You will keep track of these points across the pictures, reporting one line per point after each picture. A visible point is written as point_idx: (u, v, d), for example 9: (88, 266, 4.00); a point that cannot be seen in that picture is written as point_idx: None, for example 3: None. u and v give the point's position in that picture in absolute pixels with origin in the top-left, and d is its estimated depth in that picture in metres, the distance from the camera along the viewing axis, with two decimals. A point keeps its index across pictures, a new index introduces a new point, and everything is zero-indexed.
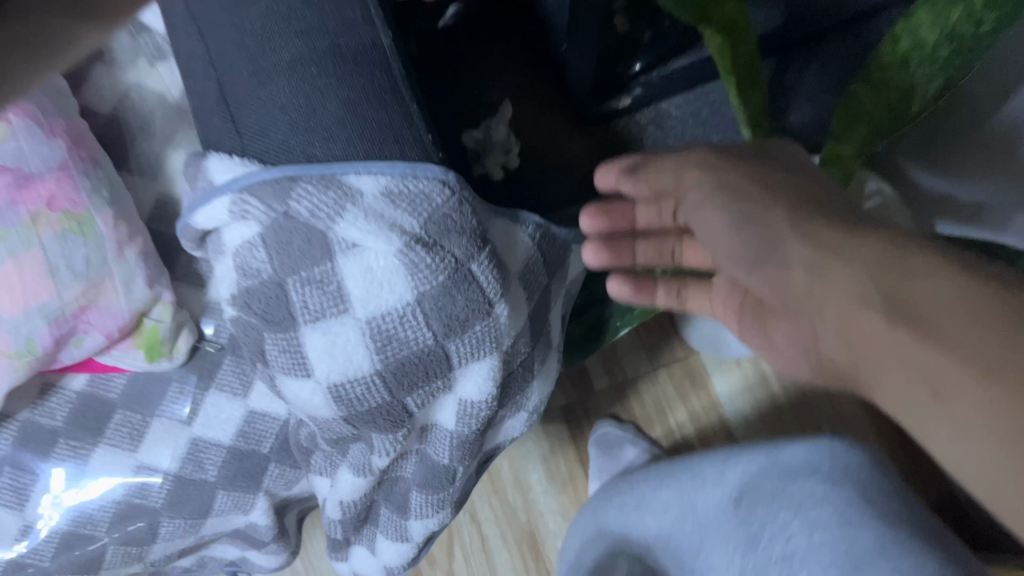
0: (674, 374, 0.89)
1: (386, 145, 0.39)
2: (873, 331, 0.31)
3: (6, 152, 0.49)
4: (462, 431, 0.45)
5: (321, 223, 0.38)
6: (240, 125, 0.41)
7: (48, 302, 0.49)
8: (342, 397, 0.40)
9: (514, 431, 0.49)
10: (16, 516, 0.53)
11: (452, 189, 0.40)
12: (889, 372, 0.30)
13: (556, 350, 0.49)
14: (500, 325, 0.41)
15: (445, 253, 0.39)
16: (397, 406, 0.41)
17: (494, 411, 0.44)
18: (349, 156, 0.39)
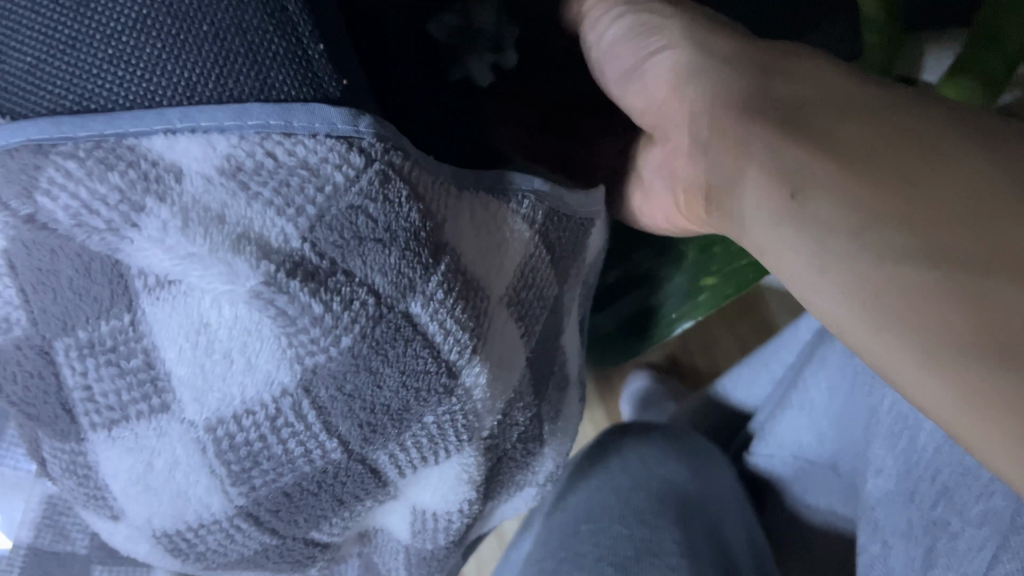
0: None
1: (247, 70, 0.19)
2: (812, 205, 0.20)
3: None
4: (424, 548, 0.27)
5: (98, 239, 0.19)
6: None
7: None
8: (186, 549, 0.22)
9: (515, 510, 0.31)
10: None
11: (362, 152, 0.20)
12: (837, 273, 0.19)
13: (573, 385, 0.30)
14: (475, 404, 0.22)
15: (357, 290, 0.19)
16: (294, 546, 0.23)
17: (476, 518, 0.26)
18: (169, 101, 0.18)
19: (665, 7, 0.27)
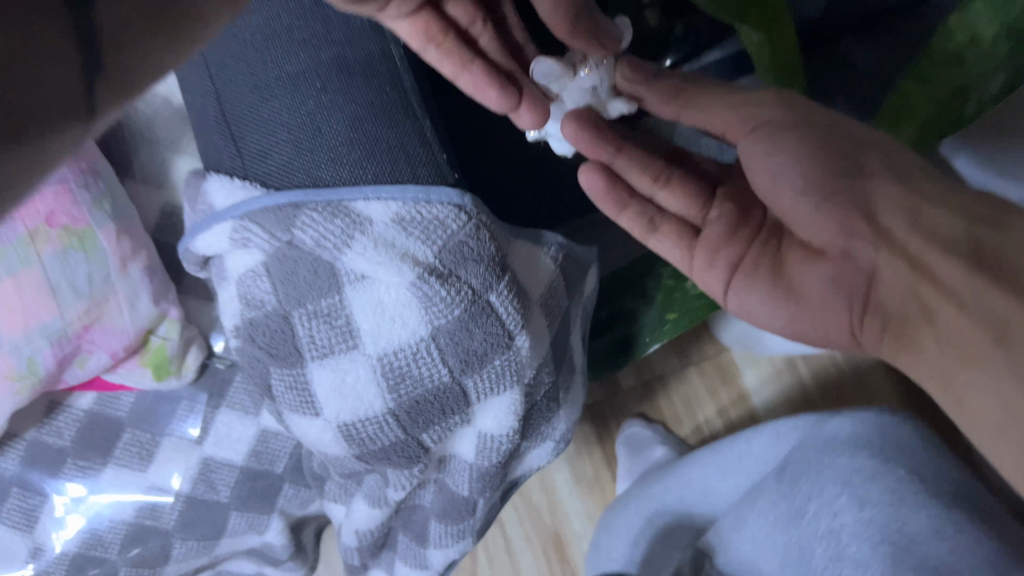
0: (705, 374, 0.81)
1: (397, 170, 0.36)
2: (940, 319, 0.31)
3: None
4: (483, 464, 0.42)
5: (328, 253, 0.35)
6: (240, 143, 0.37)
7: (50, 325, 0.47)
8: (354, 436, 0.37)
9: (537, 461, 0.46)
10: (24, 539, 0.51)
11: (465, 211, 0.36)
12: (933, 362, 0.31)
13: (578, 372, 0.46)
14: (522, 357, 0.38)
15: (462, 283, 0.36)
16: (412, 442, 0.39)
17: (515, 443, 0.42)
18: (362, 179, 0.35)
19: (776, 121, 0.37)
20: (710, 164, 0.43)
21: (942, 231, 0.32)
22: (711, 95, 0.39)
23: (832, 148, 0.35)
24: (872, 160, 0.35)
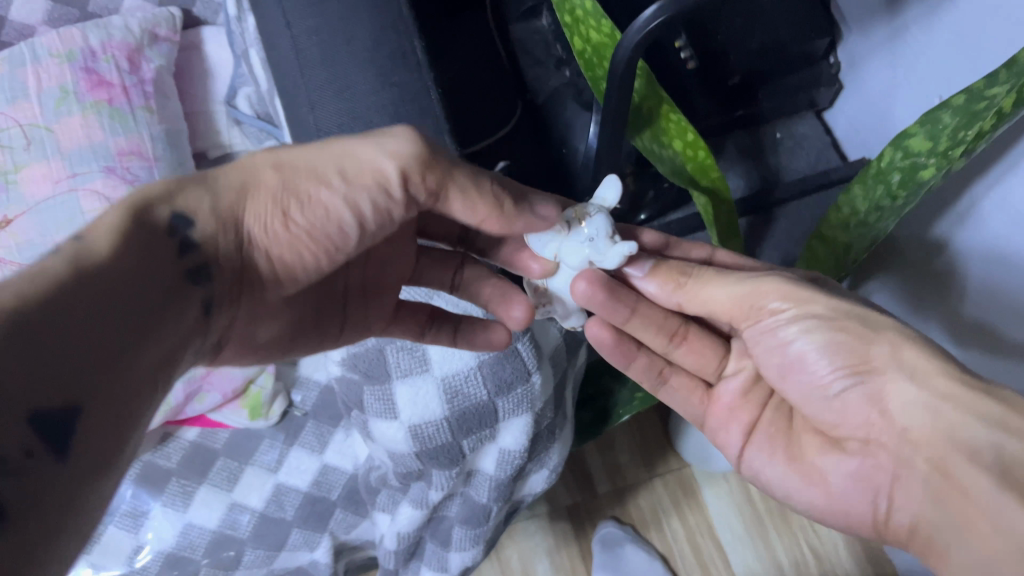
0: (669, 485, 1.08)
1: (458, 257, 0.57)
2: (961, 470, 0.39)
3: None
4: (499, 474, 0.59)
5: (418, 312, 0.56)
6: None
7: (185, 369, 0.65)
8: (418, 435, 0.54)
9: (537, 485, 0.63)
10: (131, 538, 0.67)
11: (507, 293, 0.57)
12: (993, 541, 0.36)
13: (570, 424, 0.64)
14: (535, 390, 0.56)
15: None
16: (456, 445, 0.56)
17: (523, 459, 0.59)
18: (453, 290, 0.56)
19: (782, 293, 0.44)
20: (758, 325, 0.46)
21: (958, 430, 0.40)
22: (705, 287, 0.46)
23: (839, 330, 0.43)
24: (880, 348, 0.42)
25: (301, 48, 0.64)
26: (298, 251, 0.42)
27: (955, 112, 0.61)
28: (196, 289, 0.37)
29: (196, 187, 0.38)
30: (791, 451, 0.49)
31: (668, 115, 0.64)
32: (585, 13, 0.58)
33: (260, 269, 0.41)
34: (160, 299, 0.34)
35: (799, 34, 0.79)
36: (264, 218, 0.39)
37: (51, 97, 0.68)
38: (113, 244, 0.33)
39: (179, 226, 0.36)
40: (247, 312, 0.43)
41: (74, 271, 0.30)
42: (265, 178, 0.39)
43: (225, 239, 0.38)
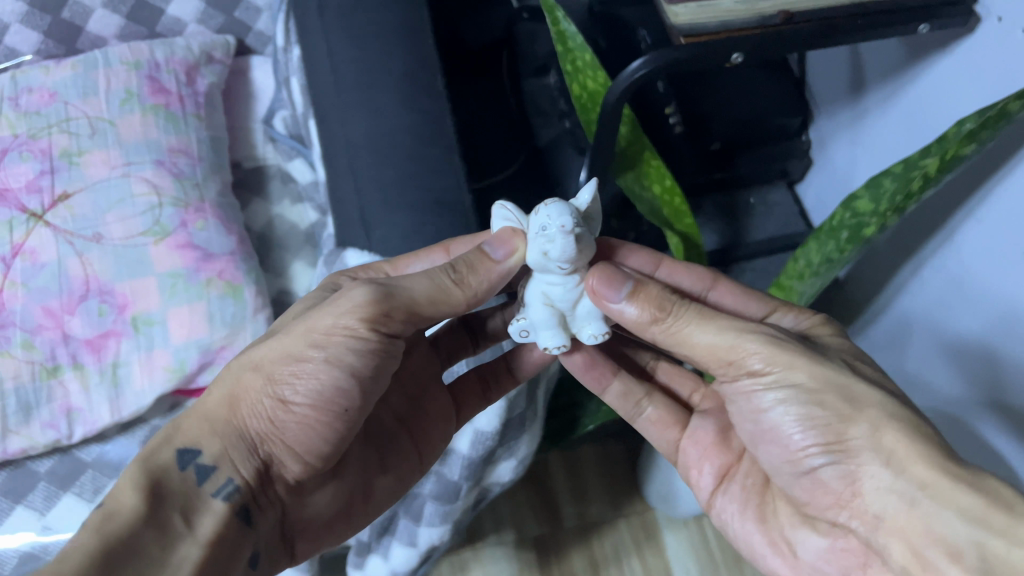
0: (632, 525, 1.13)
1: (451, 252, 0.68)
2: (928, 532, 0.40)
3: (200, 238, 0.75)
4: (472, 454, 0.66)
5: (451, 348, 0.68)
6: (370, 234, 0.69)
7: (202, 339, 0.73)
8: None
9: (505, 474, 0.71)
10: None
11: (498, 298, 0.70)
12: None
13: (540, 422, 0.71)
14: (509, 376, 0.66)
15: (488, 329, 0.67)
16: None
17: (495, 442, 0.66)
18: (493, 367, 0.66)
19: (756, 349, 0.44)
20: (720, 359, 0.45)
21: (934, 523, 0.40)
22: (686, 327, 0.46)
23: (815, 403, 0.43)
24: (860, 427, 0.42)
25: (339, 72, 0.73)
26: (310, 429, 0.51)
27: (895, 179, 0.71)
28: (245, 527, 0.49)
29: (202, 416, 0.51)
30: (760, 512, 0.53)
31: (650, 160, 0.73)
32: (585, 64, 0.69)
33: (288, 459, 0.52)
34: (212, 548, 0.46)
35: (774, 109, 0.90)
36: (261, 410, 0.50)
37: (118, 97, 0.78)
38: (138, 499, 0.45)
39: (200, 481, 0.48)
40: (303, 493, 0.54)
41: (107, 538, 0.42)
42: (249, 391, 0.50)
43: (248, 463, 0.50)
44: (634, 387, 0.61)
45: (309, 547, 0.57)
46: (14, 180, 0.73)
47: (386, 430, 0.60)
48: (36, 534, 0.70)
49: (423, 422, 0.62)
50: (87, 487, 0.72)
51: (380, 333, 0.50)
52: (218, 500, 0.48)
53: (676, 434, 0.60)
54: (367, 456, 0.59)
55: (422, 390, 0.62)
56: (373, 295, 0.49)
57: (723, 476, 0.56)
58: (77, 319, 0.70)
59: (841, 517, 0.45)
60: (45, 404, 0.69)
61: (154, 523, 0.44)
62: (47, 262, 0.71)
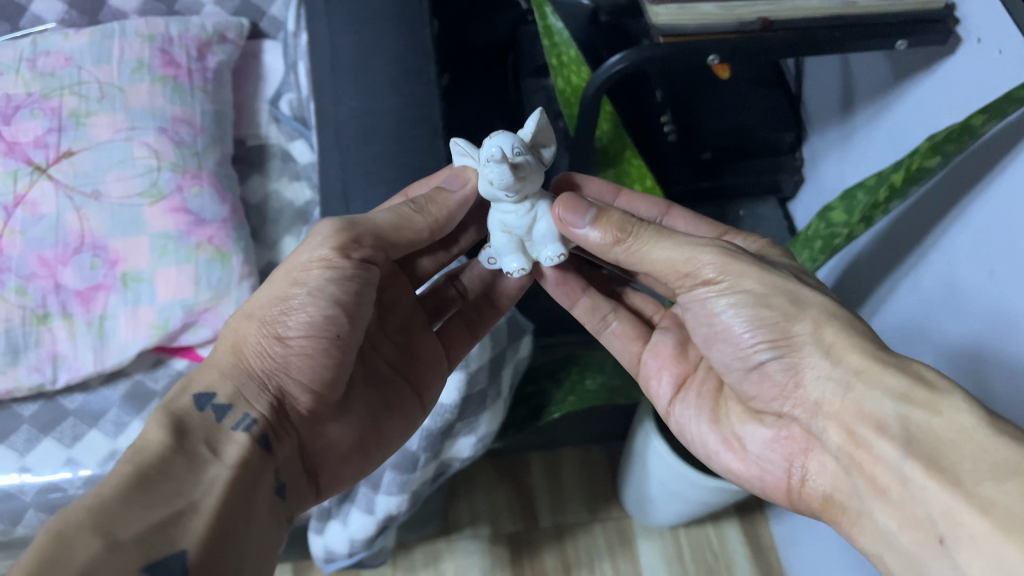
0: (607, 530, 1.11)
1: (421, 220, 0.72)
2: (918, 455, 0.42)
3: (194, 204, 0.78)
4: (432, 426, 0.68)
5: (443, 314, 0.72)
6: (349, 207, 0.73)
7: (186, 299, 0.75)
8: None
9: (465, 450, 0.72)
10: (109, 442, 0.74)
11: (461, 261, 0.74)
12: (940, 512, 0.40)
13: (503, 401, 0.73)
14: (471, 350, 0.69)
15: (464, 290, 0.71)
16: None
17: (454, 416, 0.68)
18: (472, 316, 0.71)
19: (707, 255, 0.50)
20: (681, 274, 0.51)
21: (865, 402, 0.46)
22: (644, 246, 0.52)
23: (764, 304, 0.49)
24: (803, 324, 0.49)
25: (340, 54, 0.77)
26: (311, 364, 0.54)
27: (868, 191, 0.71)
28: (266, 455, 0.51)
29: (210, 367, 0.54)
30: (715, 413, 0.60)
31: (631, 158, 0.76)
32: (570, 60, 0.71)
33: (296, 389, 0.55)
34: (241, 469, 0.48)
35: (766, 123, 0.92)
36: (264, 349, 0.53)
37: (129, 65, 0.82)
38: (165, 435, 0.47)
39: (219, 417, 0.51)
40: (316, 424, 0.57)
41: (138, 465, 0.44)
42: (250, 335, 0.54)
43: (260, 398, 0.53)
44: (600, 302, 0.68)
45: (330, 482, 0.59)
46: (23, 135, 0.77)
47: (386, 379, 0.63)
48: (15, 474, 0.72)
49: (421, 366, 0.66)
50: (66, 434, 0.75)
51: (354, 260, 0.54)
52: (238, 431, 0.50)
53: (639, 346, 0.67)
54: (372, 398, 0.62)
55: (409, 340, 0.66)
56: (340, 227, 0.54)
57: (682, 384, 0.63)
58: (70, 271, 0.74)
59: (786, 407, 0.52)
60: (33, 348, 0.72)
61: (182, 451, 0.46)
62: (46, 215, 0.75)
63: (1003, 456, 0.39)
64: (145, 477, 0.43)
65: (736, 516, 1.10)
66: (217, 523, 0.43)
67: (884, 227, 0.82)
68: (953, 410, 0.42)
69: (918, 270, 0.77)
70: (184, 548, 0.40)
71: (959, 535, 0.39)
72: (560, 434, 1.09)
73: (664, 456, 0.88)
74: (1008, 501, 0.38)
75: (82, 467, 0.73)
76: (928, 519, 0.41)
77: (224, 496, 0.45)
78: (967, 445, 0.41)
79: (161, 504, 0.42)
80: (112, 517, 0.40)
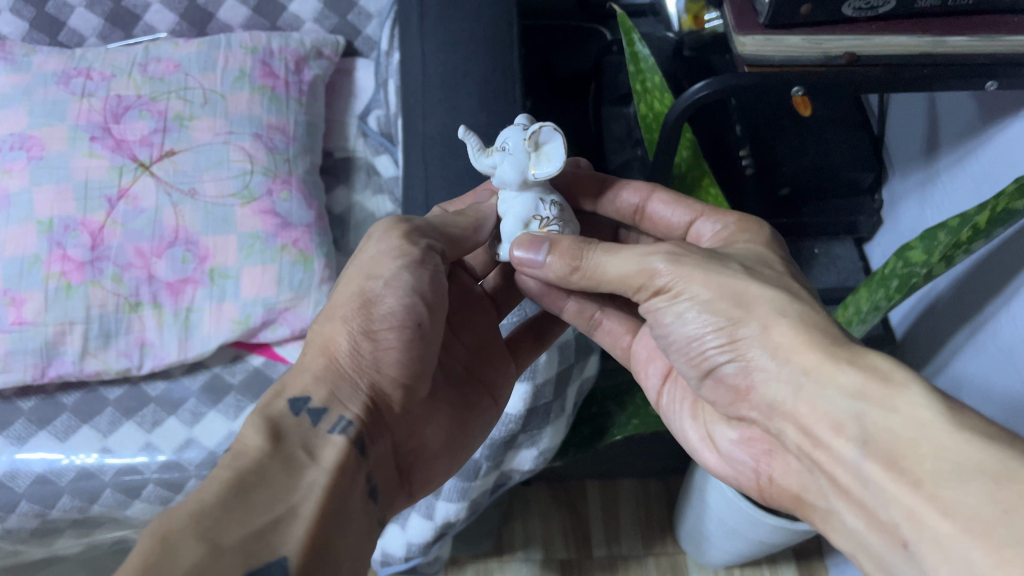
0: (661, 565, 1.10)
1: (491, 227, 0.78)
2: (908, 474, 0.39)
3: (283, 207, 0.82)
4: (496, 435, 0.69)
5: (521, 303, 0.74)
6: (429, 201, 0.76)
7: (268, 297, 0.78)
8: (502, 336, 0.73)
9: (525, 463, 0.73)
10: (185, 430, 0.78)
11: None
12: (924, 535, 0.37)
13: (567, 417, 0.74)
14: (538, 363, 0.69)
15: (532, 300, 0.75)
16: None
17: (517, 428, 0.69)
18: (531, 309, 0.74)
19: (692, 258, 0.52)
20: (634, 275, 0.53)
21: (819, 403, 0.44)
22: (596, 262, 0.54)
23: (712, 309, 0.50)
24: (749, 327, 0.49)
25: (427, 74, 0.80)
26: (398, 356, 0.55)
27: (950, 232, 0.69)
28: (360, 458, 0.51)
29: (303, 371, 0.54)
30: (693, 409, 0.61)
31: (707, 187, 0.76)
32: (654, 86, 0.73)
33: (385, 386, 0.55)
34: (339, 473, 0.48)
35: (848, 161, 0.91)
36: (354, 348, 0.55)
37: (232, 74, 0.88)
38: (262, 440, 0.47)
39: (316, 421, 0.51)
40: (403, 425, 0.57)
41: (237, 471, 0.44)
42: (338, 336, 0.55)
43: (354, 400, 0.53)
44: (587, 304, 0.66)
45: (422, 480, 0.60)
46: (131, 133, 0.82)
47: (461, 378, 0.65)
48: (97, 454, 0.76)
49: (495, 367, 0.67)
50: (147, 419, 0.78)
51: (422, 247, 0.57)
52: (335, 433, 0.51)
53: (629, 339, 0.68)
54: (452, 397, 0.63)
55: (481, 338, 0.67)
56: (405, 227, 0.58)
57: (668, 374, 0.64)
58: (163, 263, 0.78)
59: (743, 410, 0.53)
60: (124, 334, 0.76)
61: (279, 458, 0.46)
62: (146, 208, 0.79)
63: (968, 458, 0.37)
64: (244, 484, 0.43)
65: (795, 562, 1.08)
66: (317, 528, 0.43)
67: (960, 274, 0.80)
68: (911, 407, 0.40)
69: (988, 322, 0.75)
70: (286, 554, 0.40)
71: (922, 536, 0.37)
72: (619, 464, 1.09)
73: (723, 491, 0.87)
74: (973, 505, 0.35)
75: (159, 452, 0.76)
76: (892, 523, 0.40)
77: (322, 501, 0.45)
78: (926, 444, 0.39)
79: (260, 511, 0.42)
80: (214, 522, 0.39)
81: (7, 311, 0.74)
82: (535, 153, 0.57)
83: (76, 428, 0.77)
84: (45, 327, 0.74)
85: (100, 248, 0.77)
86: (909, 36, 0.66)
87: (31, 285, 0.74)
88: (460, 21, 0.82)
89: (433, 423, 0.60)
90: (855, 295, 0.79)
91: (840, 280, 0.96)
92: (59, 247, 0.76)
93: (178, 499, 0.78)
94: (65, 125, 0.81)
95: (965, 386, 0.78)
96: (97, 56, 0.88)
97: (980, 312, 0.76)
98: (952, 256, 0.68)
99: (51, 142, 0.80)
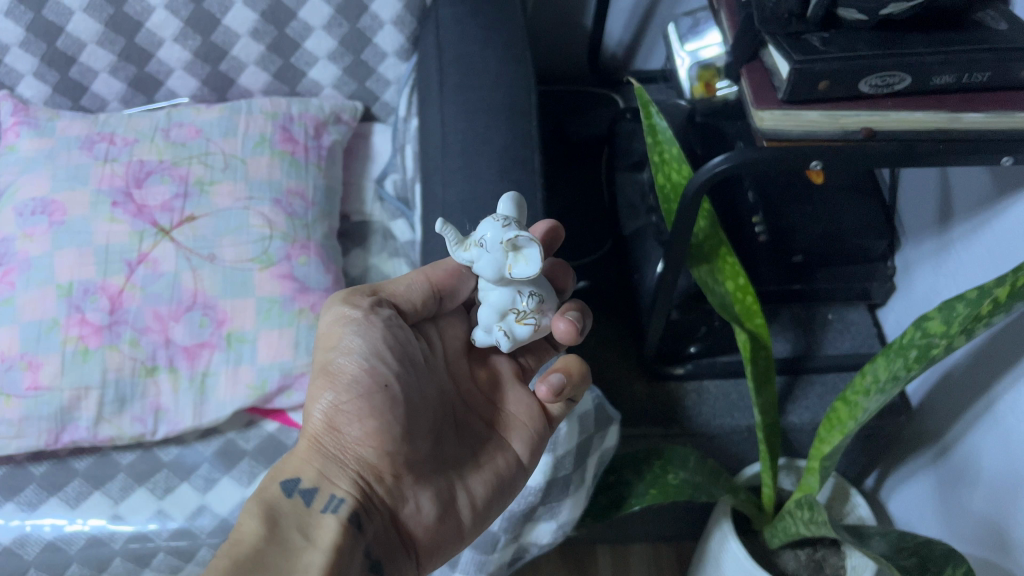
0: None
1: None
2: None
3: (300, 272, 0.82)
4: (514, 508, 0.69)
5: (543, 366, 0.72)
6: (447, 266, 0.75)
7: (285, 362, 0.77)
8: None
9: (544, 536, 0.73)
10: (198, 496, 0.77)
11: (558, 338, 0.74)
12: None
13: (586, 490, 0.73)
14: (558, 435, 0.70)
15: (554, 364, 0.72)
16: None
17: (538, 498, 0.69)
18: None
19: None
20: None
21: None
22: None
23: None
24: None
25: (448, 142, 0.81)
26: (376, 420, 0.55)
27: (969, 304, 0.68)
28: (357, 534, 0.54)
29: (294, 455, 0.57)
30: None
31: (726, 256, 0.73)
32: (672, 157, 0.73)
33: (370, 455, 0.57)
34: (335, 554, 0.51)
35: (860, 229, 0.91)
36: (330, 423, 0.56)
37: (252, 140, 0.89)
38: (259, 526, 0.51)
39: (309, 502, 0.54)
40: (400, 488, 0.58)
41: (237, 556, 0.48)
42: (311, 416, 0.57)
43: (342, 476, 0.56)
44: None
45: (443, 543, 0.60)
46: (152, 198, 0.83)
47: (474, 436, 0.64)
48: (106, 521, 0.75)
49: (515, 421, 0.65)
50: (159, 485, 0.77)
51: (359, 307, 0.58)
52: (328, 513, 0.54)
53: None
54: (460, 455, 0.63)
55: (496, 397, 0.67)
56: (346, 291, 0.60)
57: None
58: (180, 327, 0.77)
59: None
60: (139, 399, 0.75)
61: (277, 541, 0.51)
62: (165, 272, 0.79)
63: None
64: (242, 571, 0.47)
65: None
66: None
67: (977, 345, 0.80)
68: None
69: (1008, 393, 0.74)
70: None
71: None
72: (634, 530, 1.07)
73: (740, 560, 0.85)
74: None
75: (170, 520, 0.75)
76: None
77: None
78: None
79: None
80: None
81: (24, 375, 0.74)
82: (513, 254, 0.54)
83: (88, 494, 0.76)
84: (61, 392, 0.73)
85: (118, 312, 0.77)
86: (925, 111, 0.67)
87: (48, 349, 0.74)
88: (478, 89, 0.83)
89: (439, 481, 0.60)
90: (870, 365, 0.78)
91: (852, 348, 0.97)
92: (77, 311, 0.76)
93: (187, 569, 0.77)
94: (87, 189, 0.82)
95: (988, 456, 0.77)
96: (120, 121, 0.89)
97: (999, 382, 0.76)
98: (975, 327, 0.67)
99: (73, 208, 0.80)
